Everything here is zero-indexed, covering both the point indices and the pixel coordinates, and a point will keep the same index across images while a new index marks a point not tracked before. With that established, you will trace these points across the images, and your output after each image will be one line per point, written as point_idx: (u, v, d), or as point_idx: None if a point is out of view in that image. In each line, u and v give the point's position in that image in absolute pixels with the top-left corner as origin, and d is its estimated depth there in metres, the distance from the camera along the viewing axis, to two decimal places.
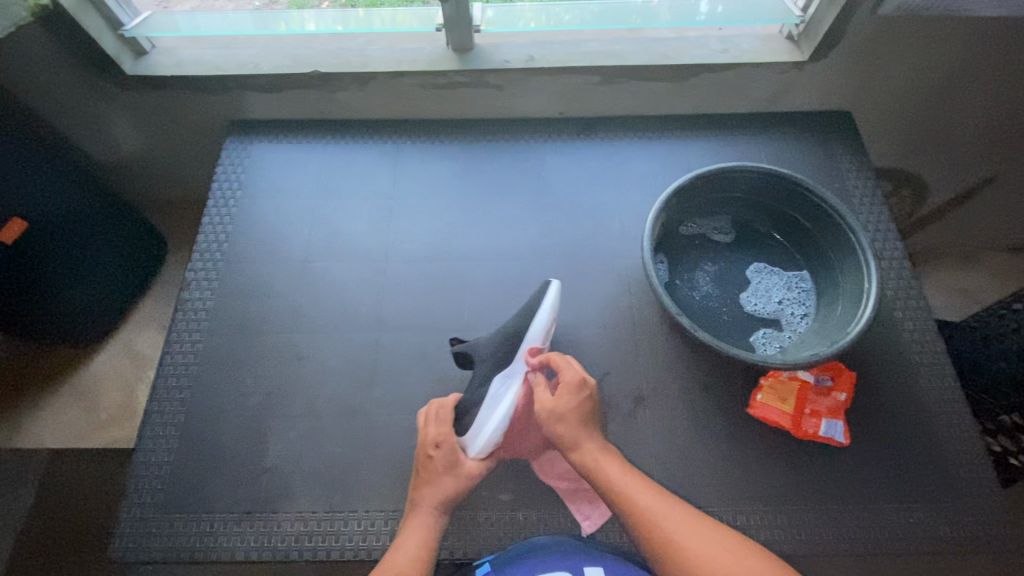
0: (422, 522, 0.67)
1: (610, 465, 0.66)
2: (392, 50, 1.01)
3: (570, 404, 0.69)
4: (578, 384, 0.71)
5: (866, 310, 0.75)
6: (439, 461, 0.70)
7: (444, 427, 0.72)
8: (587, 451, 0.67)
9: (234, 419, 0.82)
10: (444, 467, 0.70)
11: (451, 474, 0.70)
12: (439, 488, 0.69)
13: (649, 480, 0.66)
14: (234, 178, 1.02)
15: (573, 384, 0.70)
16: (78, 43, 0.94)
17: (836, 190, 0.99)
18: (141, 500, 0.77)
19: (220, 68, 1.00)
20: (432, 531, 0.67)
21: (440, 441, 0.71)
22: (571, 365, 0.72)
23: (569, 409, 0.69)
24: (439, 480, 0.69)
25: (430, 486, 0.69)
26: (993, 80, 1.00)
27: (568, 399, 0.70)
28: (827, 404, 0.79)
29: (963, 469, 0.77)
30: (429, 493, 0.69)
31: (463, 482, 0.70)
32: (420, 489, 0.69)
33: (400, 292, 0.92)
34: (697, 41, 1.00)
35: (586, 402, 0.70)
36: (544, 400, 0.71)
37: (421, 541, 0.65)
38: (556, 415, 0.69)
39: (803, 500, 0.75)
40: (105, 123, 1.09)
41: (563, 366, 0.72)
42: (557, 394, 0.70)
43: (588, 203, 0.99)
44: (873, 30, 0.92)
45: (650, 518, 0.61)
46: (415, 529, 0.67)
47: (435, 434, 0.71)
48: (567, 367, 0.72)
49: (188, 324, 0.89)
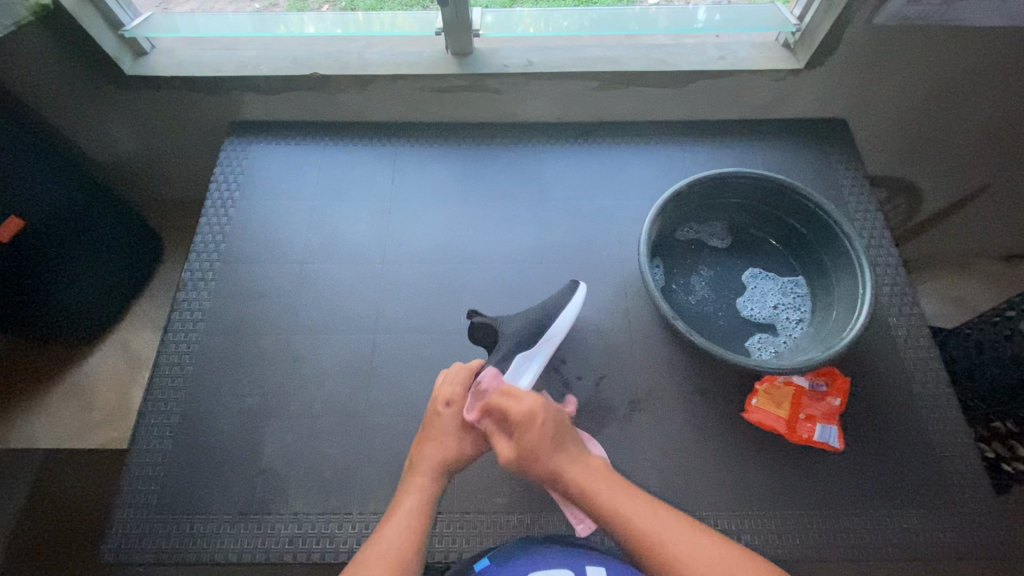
0: (423, 482, 0.66)
1: (598, 483, 0.62)
2: (392, 53, 1.01)
3: (535, 440, 0.63)
4: (531, 417, 0.64)
5: (860, 315, 0.76)
6: (448, 419, 0.69)
7: (459, 386, 0.71)
8: (572, 477, 0.62)
9: (229, 420, 0.82)
10: (451, 425, 0.69)
11: (458, 435, 0.69)
12: (444, 447, 0.68)
13: (638, 488, 0.62)
14: (232, 179, 1.02)
15: (527, 420, 0.64)
16: (78, 43, 0.94)
17: (831, 197, 1.00)
18: (135, 501, 0.76)
19: (220, 69, 1.00)
20: (431, 492, 0.66)
21: (452, 399, 0.70)
22: (516, 398, 0.65)
23: (535, 446, 0.63)
24: (445, 438, 0.68)
25: (434, 445, 0.68)
26: (987, 89, 1.01)
27: (528, 437, 0.64)
28: (821, 409, 0.80)
29: (956, 475, 0.77)
30: (431, 452, 0.68)
31: (468, 446, 0.69)
32: (425, 447, 0.68)
33: (397, 294, 0.92)
34: (695, 48, 1.01)
35: (545, 428, 0.64)
36: (507, 452, 0.65)
37: (420, 500, 0.64)
38: (526, 459, 0.64)
39: (798, 505, 0.75)
40: (104, 123, 1.09)
41: (507, 401, 0.65)
42: (517, 439, 0.64)
43: (585, 208, 1.00)
44: (868, 39, 0.93)
45: (646, 539, 0.57)
46: (415, 489, 0.66)
47: (448, 392, 0.71)
48: (511, 406, 0.64)
49: (185, 324, 0.89)
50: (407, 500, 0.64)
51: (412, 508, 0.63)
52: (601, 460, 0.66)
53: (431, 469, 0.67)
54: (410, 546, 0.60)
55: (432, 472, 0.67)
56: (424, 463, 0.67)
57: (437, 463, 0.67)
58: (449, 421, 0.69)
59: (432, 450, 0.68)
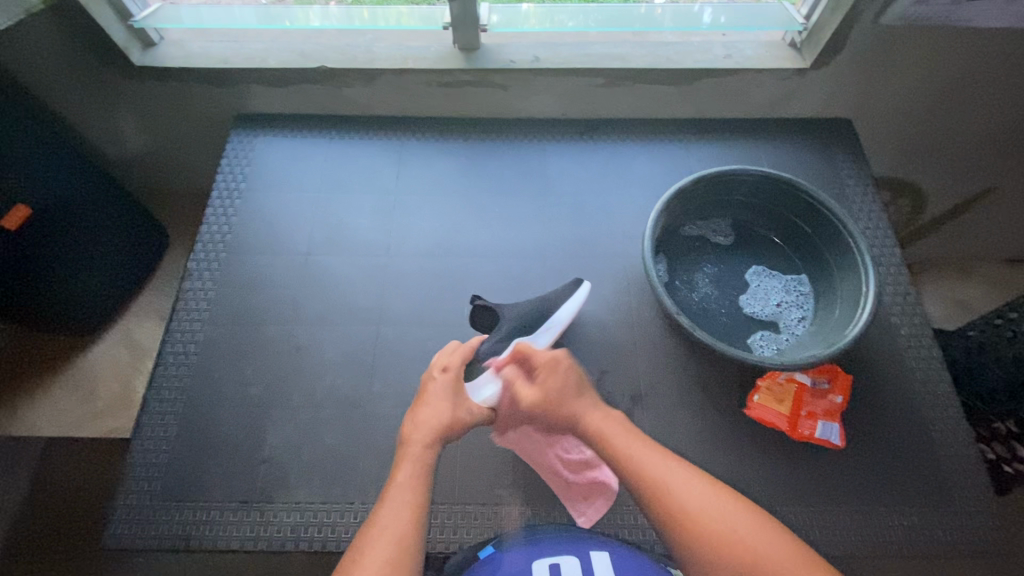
0: (417, 450, 0.67)
1: (615, 430, 0.68)
2: (398, 48, 1.02)
3: (554, 383, 0.72)
4: (554, 363, 0.73)
5: (863, 313, 0.76)
6: (441, 384, 0.72)
7: (456, 356, 0.75)
8: (591, 423, 0.69)
9: (232, 408, 0.82)
10: (444, 391, 0.72)
11: (452, 399, 0.71)
12: (437, 412, 0.70)
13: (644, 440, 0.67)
14: (238, 170, 1.02)
15: (549, 365, 0.73)
16: (87, 32, 0.95)
17: (836, 195, 1.00)
18: (139, 488, 0.77)
19: (228, 61, 1.01)
20: (426, 462, 0.66)
21: (449, 366, 0.74)
22: (540, 348, 0.75)
23: (555, 390, 0.72)
24: (438, 402, 0.71)
25: (427, 410, 0.70)
26: (994, 91, 1.01)
27: (551, 380, 0.72)
28: (823, 406, 0.80)
29: (957, 474, 0.78)
30: (424, 417, 0.69)
31: (462, 412, 0.71)
32: (419, 414, 0.70)
33: (401, 286, 0.92)
34: (702, 46, 1.01)
35: (567, 377, 0.72)
36: (529, 394, 0.72)
37: (416, 470, 0.65)
38: (548, 400, 0.71)
39: (798, 502, 0.75)
40: (111, 113, 1.09)
41: (533, 351, 0.74)
42: (540, 382, 0.72)
43: (590, 203, 1.00)
44: (874, 39, 0.94)
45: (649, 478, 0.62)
46: (411, 458, 0.66)
47: (445, 359, 0.75)
48: (534, 353, 0.74)
49: (190, 313, 0.89)
50: (402, 470, 0.65)
51: (405, 478, 0.64)
52: (622, 414, 0.71)
53: (425, 435, 0.68)
54: (410, 518, 0.60)
55: (425, 438, 0.68)
56: (418, 431, 0.68)
57: (430, 430, 0.68)
58: (443, 385, 0.72)
59: (425, 415, 0.70)
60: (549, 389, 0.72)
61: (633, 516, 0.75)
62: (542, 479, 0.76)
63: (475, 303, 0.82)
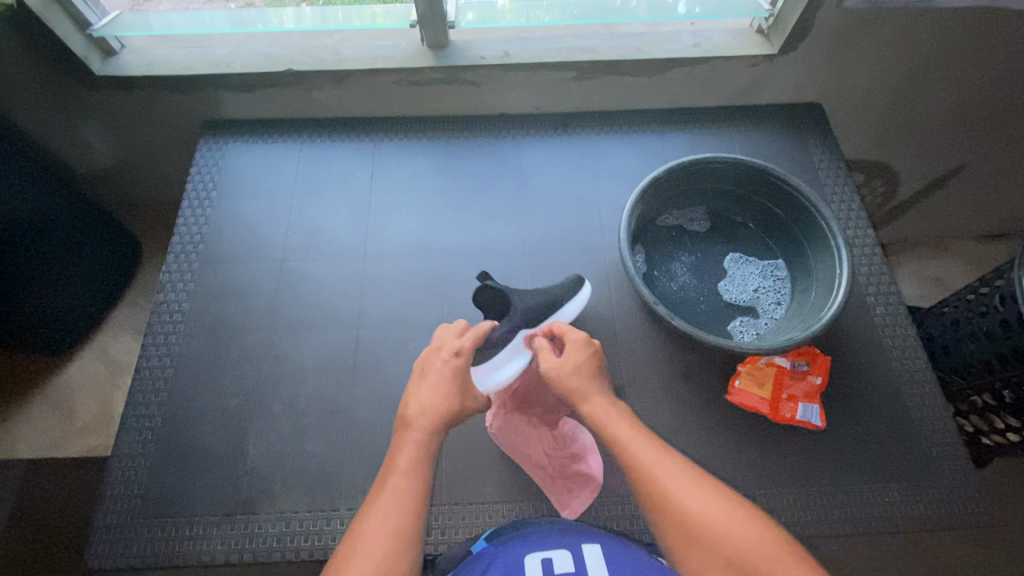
0: (420, 437, 0.64)
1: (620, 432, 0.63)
2: (367, 48, 1.00)
3: (576, 361, 0.68)
4: (584, 345, 0.70)
5: (838, 294, 0.77)
6: (451, 367, 0.68)
7: (467, 339, 0.71)
8: (589, 412, 0.65)
9: (214, 421, 0.81)
10: (451, 375, 0.68)
11: (458, 385, 0.68)
12: (443, 398, 0.66)
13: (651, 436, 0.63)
14: (209, 178, 1.01)
15: (577, 344, 0.70)
16: (44, 44, 0.92)
17: (808, 180, 1.02)
18: (119, 506, 0.75)
19: (193, 67, 0.99)
20: (429, 450, 0.63)
21: (460, 350, 0.70)
22: (575, 328, 0.72)
23: (575, 369, 0.68)
24: (444, 387, 0.67)
25: (433, 396, 0.66)
26: (957, 71, 1.03)
27: (574, 358, 0.69)
28: (803, 388, 0.81)
29: (935, 447, 0.79)
30: (431, 402, 0.65)
31: (467, 400, 0.68)
32: (424, 398, 0.66)
33: (382, 289, 0.91)
34: (670, 36, 1.01)
35: (590, 363, 0.69)
36: (550, 364, 0.69)
37: (418, 456, 0.62)
38: (564, 374, 0.68)
39: (781, 484, 0.76)
40: (75, 126, 1.07)
41: (568, 329, 0.71)
42: (564, 356, 0.69)
43: (567, 197, 1.00)
44: (838, 23, 0.94)
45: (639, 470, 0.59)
46: (413, 445, 0.63)
47: (457, 342, 0.70)
48: (568, 329, 0.71)
49: (165, 326, 0.88)
50: (403, 456, 0.62)
51: (408, 466, 0.61)
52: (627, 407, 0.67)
53: (429, 421, 0.64)
54: (411, 508, 0.58)
55: (430, 425, 0.64)
56: (423, 416, 0.65)
57: (436, 418, 0.65)
58: (453, 369, 0.68)
59: (430, 400, 0.66)
60: (570, 367, 0.68)
61: (619, 507, 0.75)
62: (526, 471, 0.76)
63: (483, 283, 0.78)
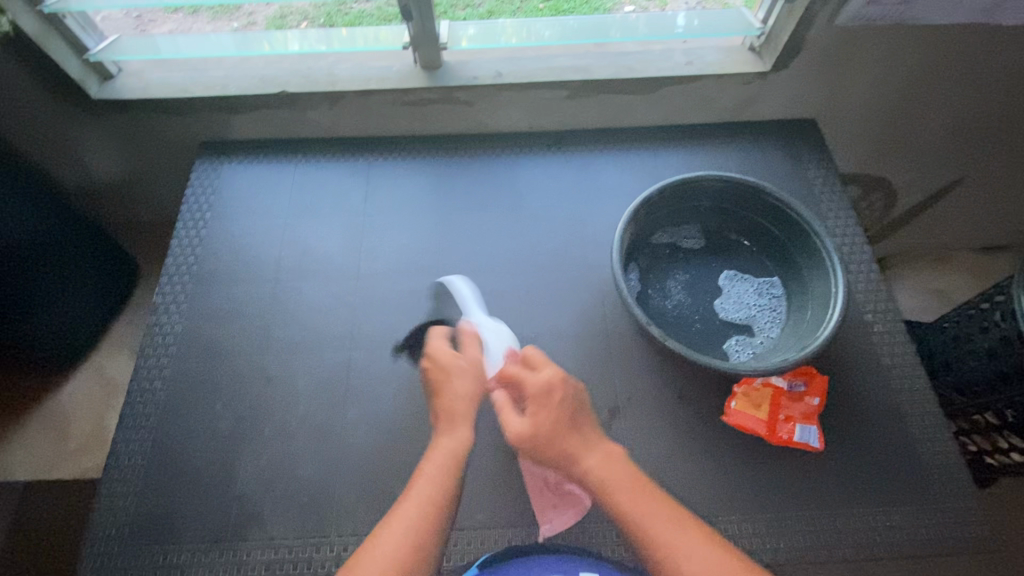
0: (433, 472, 0.69)
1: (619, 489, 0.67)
2: (360, 69, 1.01)
3: (546, 420, 0.71)
4: (548, 394, 0.73)
5: (834, 313, 0.76)
6: (452, 408, 0.75)
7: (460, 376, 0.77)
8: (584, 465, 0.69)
9: (204, 446, 0.80)
10: (455, 414, 0.74)
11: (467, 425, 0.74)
12: (454, 438, 0.72)
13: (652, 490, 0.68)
14: (203, 199, 1.01)
15: (540, 398, 0.73)
16: (42, 69, 0.93)
17: (803, 195, 1.01)
18: (106, 534, 0.74)
19: (189, 90, 1.00)
20: (445, 489, 0.68)
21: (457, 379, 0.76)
22: (535, 376, 0.75)
23: (548, 427, 0.71)
24: (455, 429, 0.73)
25: (447, 436, 0.73)
26: (952, 87, 1.02)
27: (543, 415, 0.72)
28: (800, 410, 0.80)
29: (938, 470, 0.77)
30: (445, 441, 0.72)
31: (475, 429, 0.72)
32: (441, 439, 0.73)
33: (375, 308, 0.91)
34: (663, 54, 1.01)
35: (562, 412, 0.72)
36: (519, 426, 0.72)
37: (435, 490, 0.67)
38: (539, 437, 0.71)
39: (779, 508, 0.75)
40: (78, 148, 1.08)
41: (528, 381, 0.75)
42: (533, 415, 0.72)
43: (560, 214, 1.00)
44: (831, 40, 0.94)
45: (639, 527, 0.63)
46: (428, 479, 0.69)
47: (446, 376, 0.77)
48: (528, 383, 0.74)
49: (157, 348, 0.87)
50: (415, 490, 0.67)
51: (418, 498, 0.66)
52: (620, 453, 0.71)
53: (442, 459, 0.71)
54: (418, 537, 0.63)
55: (444, 461, 0.70)
56: (437, 455, 0.71)
57: (449, 454, 0.71)
58: (451, 409, 0.74)
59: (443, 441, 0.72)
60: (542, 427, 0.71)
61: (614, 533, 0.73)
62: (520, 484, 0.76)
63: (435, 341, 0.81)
